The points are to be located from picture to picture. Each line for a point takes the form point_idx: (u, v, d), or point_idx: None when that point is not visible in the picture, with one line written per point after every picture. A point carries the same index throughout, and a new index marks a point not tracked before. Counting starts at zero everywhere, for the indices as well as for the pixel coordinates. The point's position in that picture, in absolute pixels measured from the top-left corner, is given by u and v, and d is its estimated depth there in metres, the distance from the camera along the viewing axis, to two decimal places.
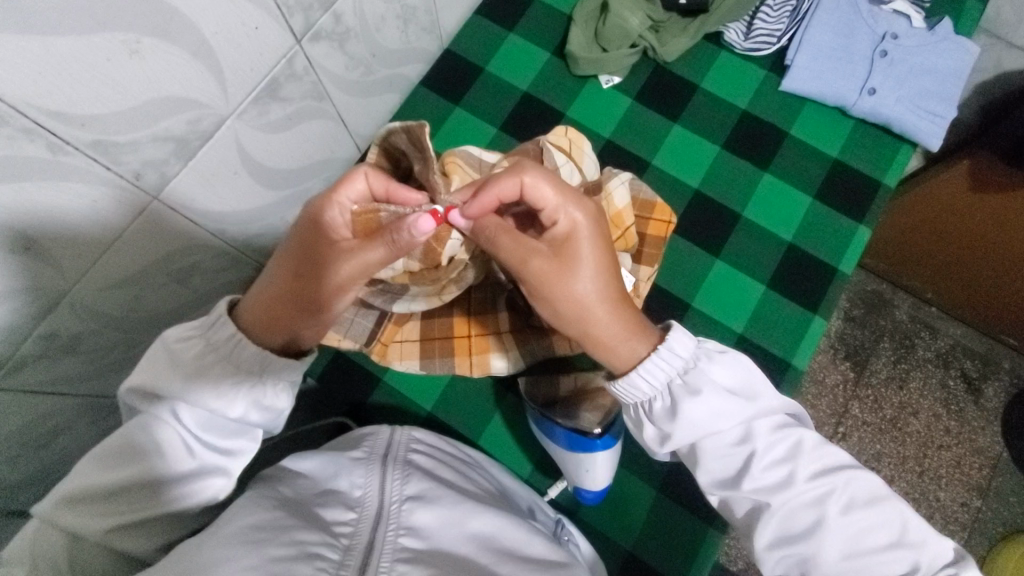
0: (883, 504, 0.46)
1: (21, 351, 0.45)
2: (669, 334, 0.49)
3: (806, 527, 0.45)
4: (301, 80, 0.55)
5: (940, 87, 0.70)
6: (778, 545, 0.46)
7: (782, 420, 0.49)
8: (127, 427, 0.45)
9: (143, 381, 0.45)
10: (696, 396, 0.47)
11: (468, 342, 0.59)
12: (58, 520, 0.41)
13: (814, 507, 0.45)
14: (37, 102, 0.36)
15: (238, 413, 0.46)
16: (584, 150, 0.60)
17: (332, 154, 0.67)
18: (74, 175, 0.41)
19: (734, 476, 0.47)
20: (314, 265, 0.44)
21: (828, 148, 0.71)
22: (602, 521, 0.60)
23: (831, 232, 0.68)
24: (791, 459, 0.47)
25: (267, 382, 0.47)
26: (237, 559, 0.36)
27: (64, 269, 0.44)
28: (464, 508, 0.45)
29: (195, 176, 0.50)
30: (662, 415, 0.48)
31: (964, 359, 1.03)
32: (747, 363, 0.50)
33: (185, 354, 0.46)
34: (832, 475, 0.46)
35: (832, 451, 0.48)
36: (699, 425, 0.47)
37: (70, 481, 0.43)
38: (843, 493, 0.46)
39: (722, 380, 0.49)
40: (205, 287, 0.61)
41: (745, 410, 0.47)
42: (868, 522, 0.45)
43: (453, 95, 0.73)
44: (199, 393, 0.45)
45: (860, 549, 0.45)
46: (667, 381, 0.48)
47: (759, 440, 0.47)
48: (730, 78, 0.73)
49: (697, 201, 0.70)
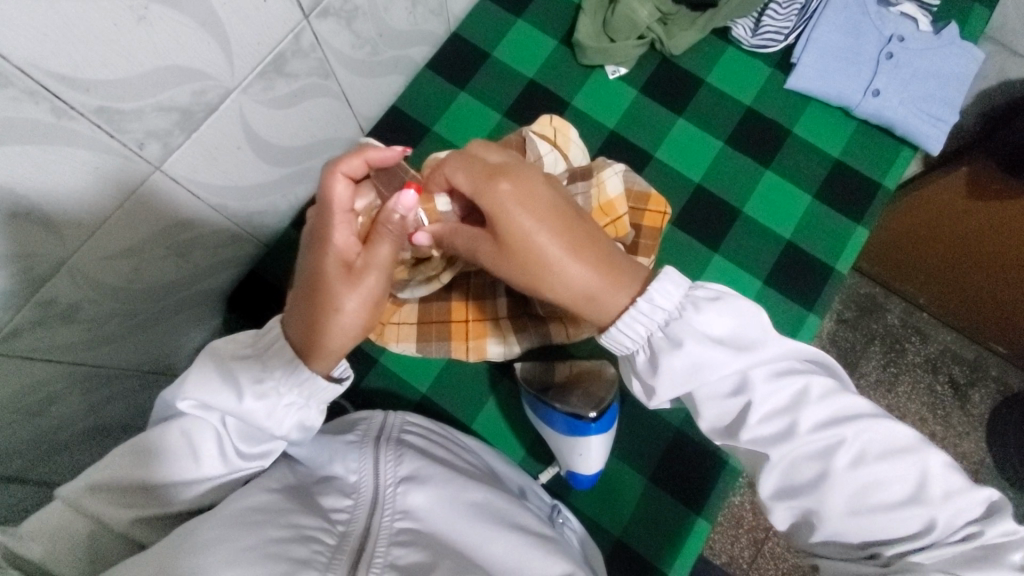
0: (899, 457, 0.43)
1: (19, 318, 0.44)
2: (652, 284, 0.47)
3: (810, 479, 0.43)
4: (308, 57, 0.54)
5: (943, 91, 0.71)
6: (780, 496, 0.45)
7: (786, 366, 0.46)
8: (165, 426, 0.44)
9: (196, 393, 0.43)
10: (678, 348, 0.46)
11: (466, 325, 0.60)
12: (88, 506, 0.41)
13: (819, 460, 0.43)
14: (42, 64, 0.36)
15: (282, 431, 0.45)
16: (570, 138, 0.61)
17: (335, 134, 0.67)
18: (78, 142, 0.41)
19: (732, 425, 0.47)
20: (328, 285, 0.45)
21: (830, 147, 0.71)
22: (592, 507, 0.61)
23: (828, 230, 0.68)
24: (793, 409, 0.45)
25: (314, 406, 0.46)
26: (234, 539, 0.36)
27: (62, 234, 0.44)
28: (455, 484, 0.45)
29: (197, 150, 0.50)
30: (647, 368, 0.49)
31: (952, 365, 1.04)
32: (745, 310, 0.47)
33: (244, 373, 0.45)
34: (842, 426, 0.43)
35: (847, 398, 0.45)
36: (684, 376, 0.46)
37: (96, 468, 0.42)
38: (853, 445, 0.43)
39: (712, 329, 0.47)
40: (205, 262, 0.61)
41: (738, 359, 0.45)
42: (880, 477, 0.42)
43: (458, 79, 0.73)
44: (252, 410, 0.44)
45: (870, 506, 0.42)
46: (648, 334, 0.48)
47: (756, 391, 0.45)
48: (736, 74, 0.73)
49: (698, 195, 0.70)
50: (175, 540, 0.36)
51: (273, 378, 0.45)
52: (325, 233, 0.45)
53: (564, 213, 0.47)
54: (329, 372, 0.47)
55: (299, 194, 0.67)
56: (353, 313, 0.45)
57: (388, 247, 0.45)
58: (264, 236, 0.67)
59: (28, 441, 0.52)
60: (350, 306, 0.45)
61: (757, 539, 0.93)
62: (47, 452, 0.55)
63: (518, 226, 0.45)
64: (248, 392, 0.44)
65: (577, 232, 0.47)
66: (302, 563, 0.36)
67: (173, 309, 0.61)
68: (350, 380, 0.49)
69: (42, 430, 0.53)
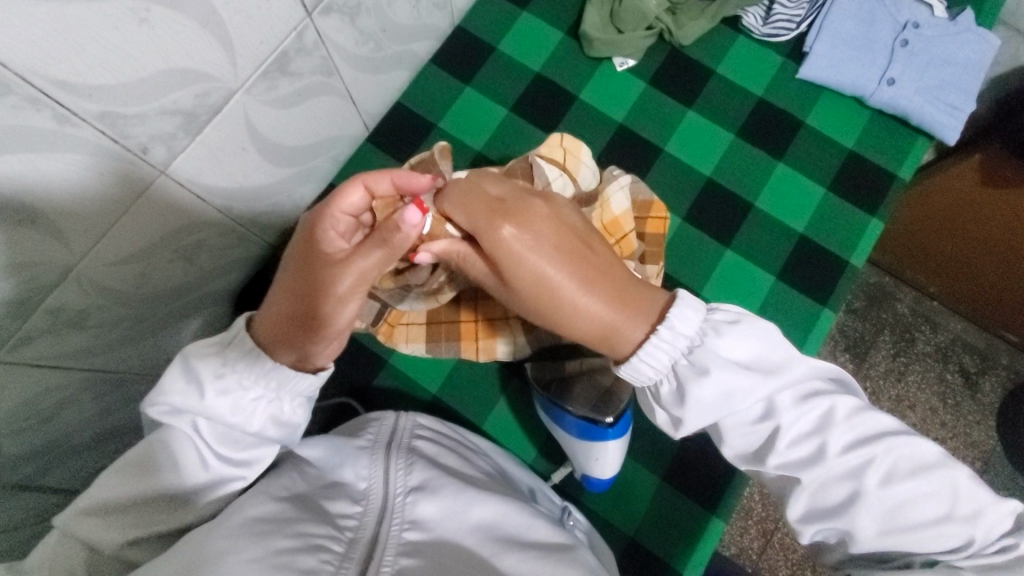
0: (931, 473, 0.42)
1: (26, 327, 0.44)
2: (672, 309, 0.46)
3: (842, 500, 0.43)
4: (311, 55, 0.53)
5: (958, 79, 0.69)
6: (810, 519, 0.44)
7: (810, 388, 0.45)
8: (145, 442, 0.45)
9: (163, 397, 0.44)
10: (704, 376, 0.45)
11: (475, 325, 0.60)
12: (78, 532, 0.41)
13: (850, 480, 0.43)
14: (42, 70, 0.35)
15: (254, 427, 0.46)
16: (580, 160, 0.60)
17: (340, 131, 0.66)
18: (82, 148, 0.40)
19: (760, 450, 0.46)
20: (314, 288, 0.43)
21: (844, 138, 0.70)
22: (605, 506, 0.61)
23: (843, 224, 0.67)
24: (821, 431, 0.44)
25: (286, 398, 0.47)
26: (238, 551, 0.36)
27: (69, 243, 0.43)
28: (465, 497, 0.45)
29: (202, 153, 0.49)
30: (672, 399, 0.47)
31: (963, 354, 1.03)
32: (767, 331, 0.47)
33: (203, 372, 0.44)
34: (871, 446, 0.43)
35: (872, 416, 0.44)
36: (712, 407, 0.45)
37: (92, 492, 0.42)
38: (883, 464, 0.43)
39: (735, 354, 0.46)
40: (212, 264, 0.60)
41: (766, 384, 0.45)
42: (913, 493, 0.42)
43: (463, 73, 0.72)
44: (214, 407, 0.44)
45: (904, 524, 0.42)
46: (672, 363, 0.46)
47: (784, 415, 0.45)
48: (747, 64, 0.72)
49: (708, 189, 0.69)
50: (185, 548, 0.37)
51: (234, 373, 0.45)
52: (317, 229, 0.45)
53: (582, 245, 0.44)
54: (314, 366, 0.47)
55: (304, 193, 0.67)
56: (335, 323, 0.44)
57: (377, 251, 0.42)
58: (271, 237, 0.66)
59: (38, 446, 0.52)
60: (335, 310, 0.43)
61: (766, 531, 0.93)
62: (54, 456, 0.55)
63: (537, 260, 0.42)
64: (210, 389, 0.44)
65: (593, 260, 0.44)
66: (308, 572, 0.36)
67: (181, 312, 0.61)
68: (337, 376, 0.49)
69: (52, 435, 0.53)
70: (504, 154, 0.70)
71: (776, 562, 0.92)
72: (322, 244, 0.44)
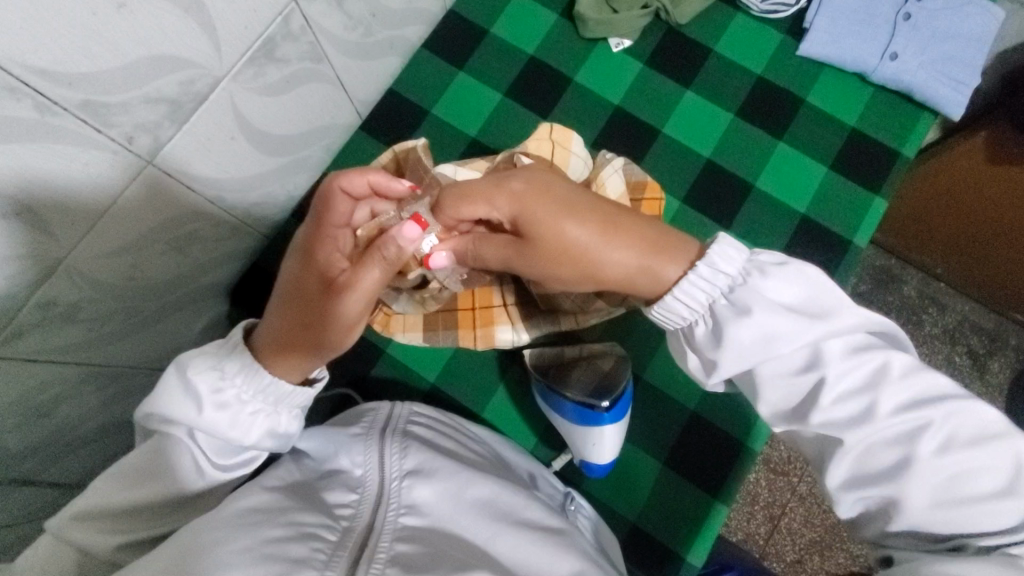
0: (990, 444, 0.40)
1: (18, 320, 0.43)
2: (713, 246, 0.47)
3: (890, 465, 0.41)
4: (299, 40, 0.52)
5: (963, 52, 0.68)
6: (852, 484, 0.42)
7: (860, 341, 0.44)
8: (139, 449, 0.44)
9: (157, 406, 0.43)
10: (745, 317, 0.45)
11: (472, 315, 0.61)
12: (71, 535, 0.41)
13: (900, 444, 0.41)
14: (20, 58, 0.34)
15: (251, 441, 0.45)
16: (568, 150, 0.60)
17: (332, 119, 0.65)
18: (64, 139, 0.39)
19: (802, 406, 0.44)
20: (313, 307, 0.45)
21: (847, 116, 0.68)
22: (607, 493, 0.60)
23: (846, 203, 0.66)
24: (871, 388, 0.42)
25: (283, 411, 0.46)
26: (229, 542, 0.36)
27: (58, 236, 0.42)
28: (461, 478, 0.44)
29: (189, 142, 0.48)
30: (708, 340, 0.47)
31: (971, 335, 1.01)
32: (818, 279, 0.46)
33: (201, 384, 0.44)
34: (925, 408, 0.41)
35: (930, 377, 0.42)
36: (754, 347, 0.44)
37: (85, 496, 0.43)
38: (940, 430, 0.41)
39: (780, 297, 0.46)
40: (205, 256, 0.60)
41: (813, 328, 0.44)
42: (970, 464, 0.40)
43: (456, 58, 0.70)
44: (213, 421, 0.43)
45: (958, 497, 0.40)
46: (709, 302, 0.47)
47: (830, 365, 0.43)
48: (746, 42, 0.70)
49: (708, 170, 0.68)
50: (182, 542, 0.36)
51: (234, 385, 0.45)
52: (314, 249, 0.46)
53: (600, 212, 0.48)
54: (303, 377, 0.47)
55: (297, 182, 0.66)
56: (333, 340, 0.45)
57: (373, 261, 0.45)
58: (264, 228, 0.66)
59: (38, 441, 0.52)
60: (335, 327, 0.44)
61: (773, 515, 0.92)
62: (54, 452, 0.55)
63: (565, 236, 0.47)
64: (207, 403, 0.43)
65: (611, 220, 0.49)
66: (299, 562, 0.35)
67: (175, 305, 0.60)
68: (322, 380, 0.49)
69: (52, 429, 0.53)
70: (499, 139, 0.69)
71: (783, 547, 0.92)
72: (318, 263, 0.45)
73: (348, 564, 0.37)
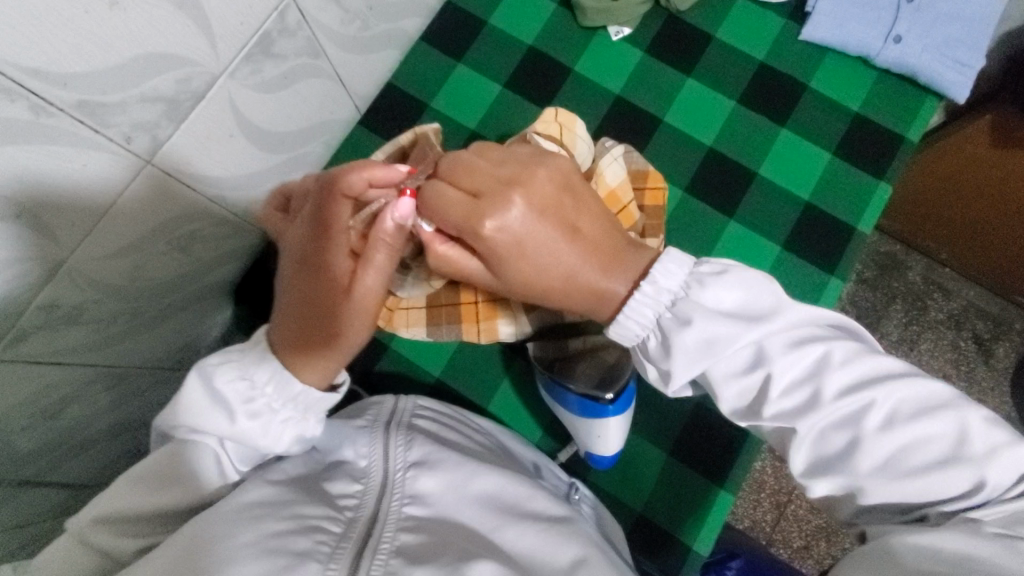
0: (934, 414, 0.39)
1: (22, 322, 0.43)
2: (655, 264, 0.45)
3: (842, 449, 0.39)
4: (295, 35, 0.52)
5: (967, 34, 0.67)
6: (813, 473, 0.40)
7: (800, 335, 0.42)
8: (163, 454, 0.43)
9: (190, 415, 0.44)
10: (687, 326, 0.43)
11: (475, 307, 0.58)
12: (90, 539, 0.41)
13: (848, 427, 0.40)
14: (13, 59, 0.34)
15: (282, 447, 0.46)
16: (575, 133, 0.58)
17: (331, 115, 0.64)
18: (61, 139, 0.39)
19: (754, 403, 0.42)
20: (332, 315, 0.45)
21: (850, 101, 0.67)
22: (612, 482, 0.60)
23: (850, 188, 0.65)
24: (815, 376, 0.41)
25: (311, 417, 0.46)
26: (233, 536, 0.36)
27: (58, 237, 0.42)
28: (465, 469, 0.45)
29: (188, 140, 0.48)
30: (658, 354, 0.45)
31: (976, 320, 1.01)
32: (754, 277, 0.44)
33: (232, 394, 0.44)
34: (870, 389, 0.39)
35: (871, 359, 0.41)
36: (696, 355, 0.42)
37: (103, 499, 0.42)
38: (884, 407, 0.39)
39: (721, 303, 0.44)
40: (207, 255, 0.60)
41: (752, 329, 0.42)
42: (917, 436, 0.39)
43: (454, 50, 0.70)
44: (246, 431, 0.44)
45: (909, 469, 0.38)
46: (655, 317, 0.45)
47: (775, 362, 0.41)
48: (747, 28, 0.69)
49: (710, 158, 0.67)
50: (188, 537, 0.36)
51: (264, 394, 0.45)
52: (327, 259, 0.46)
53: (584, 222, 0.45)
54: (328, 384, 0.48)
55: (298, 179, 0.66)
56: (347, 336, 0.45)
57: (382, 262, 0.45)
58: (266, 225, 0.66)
59: (47, 442, 0.52)
60: (357, 331, 0.45)
61: (780, 503, 0.93)
62: (63, 451, 0.55)
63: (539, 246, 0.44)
64: (239, 412, 0.44)
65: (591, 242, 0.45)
66: (302, 554, 0.36)
67: (179, 304, 0.60)
68: (346, 385, 0.49)
69: (60, 429, 0.53)
70: (499, 131, 0.68)
71: (789, 534, 0.92)
72: (332, 273, 0.45)
73: (354, 551, 0.37)
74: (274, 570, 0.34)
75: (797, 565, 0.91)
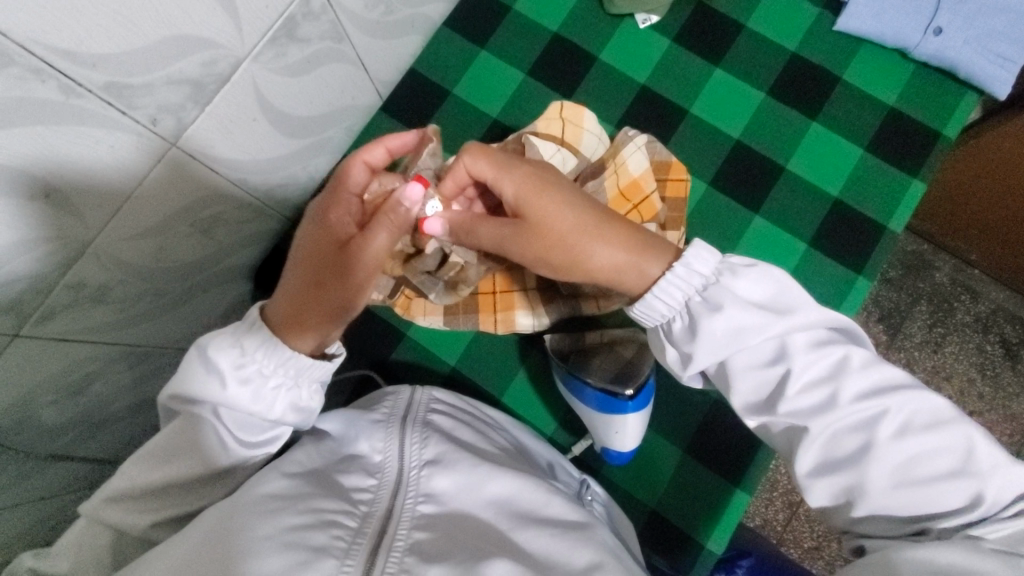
0: (946, 427, 0.40)
1: (50, 301, 0.44)
2: (687, 250, 0.46)
3: (852, 451, 0.41)
4: (320, 19, 0.52)
5: (1012, 28, 0.64)
6: (820, 472, 0.41)
7: (824, 335, 0.43)
8: (162, 433, 0.44)
9: (183, 384, 0.44)
10: (717, 312, 0.44)
11: (492, 298, 0.60)
12: (103, 516, 0.43)
13: (861, 431, 0.41)
14: (43, 39, 0.34)
15: (276, 416, 0.46)
16: (580, 128, 0.58)
17: (353, 100, 0.64)
18: (90, 121, 0.39)
19: (770, 399, 0.43)
20: (323, 272, 0.45)
21: (885, 95, 0.65)
22: (626, 479, 0.60)
23: (882, 186, 0.64)
24: (834, 378, 0.42)
25: (303, 385, 0.47)
26: (252, 528, 0.37)
27: (86, 217, 0.43)
28: (480, 471, 0.44)
29: (212, 123, 0.48)
30: (682, 335, 0.46)
31: (1005, 325, 0.98)
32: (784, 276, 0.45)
33: (223, 360, 0.44)
34: (885, 397, 0.41)
35: (888, 369, 0.42)
36: (723, 342, 0.44)
37: (113, 479, 0.44)
38: (898, 416, 0.40)
39: (750, 295, 0.45)
40: (229, 237, 0.60)
41: (778, 324, 0.43)
42: (925, 448, 0.40)
43: (477, 36, 0.69)
44: (237, 396, 0.44)
45: (913, 478, 0.39)
46: (685, 299, 0.46)
47: (797, 359, 0.42)
48: (780, 18, 0.67)
49: (737, 151, 0.65)
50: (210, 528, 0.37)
51: (256, 360, 0.45)
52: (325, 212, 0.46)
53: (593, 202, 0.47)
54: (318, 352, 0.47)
55: (318, 164, 0.65)
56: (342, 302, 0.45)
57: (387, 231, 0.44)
58: (285, 210, 0.66)
59: (74, 416, 0.53)
60: (343, 293, 0.44)
61: (793, 503, 0.91)
62: (88, 427, 0.57)
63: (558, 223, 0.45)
64: (231, 378, 0.44)
65: (609, 216, 0.47)
66: (318, 550, 0.36)
67: (201, 286, 0.61)
68: (341, 355, 0.49)
69: (86, 405, 0.55)
70: (520, 120, 0.68)
71: (802, 534, 0.91)
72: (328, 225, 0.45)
73: (369, 549, 0.38)
74: (292, 565, 0.35)
75: (807, 565, 0.90)
